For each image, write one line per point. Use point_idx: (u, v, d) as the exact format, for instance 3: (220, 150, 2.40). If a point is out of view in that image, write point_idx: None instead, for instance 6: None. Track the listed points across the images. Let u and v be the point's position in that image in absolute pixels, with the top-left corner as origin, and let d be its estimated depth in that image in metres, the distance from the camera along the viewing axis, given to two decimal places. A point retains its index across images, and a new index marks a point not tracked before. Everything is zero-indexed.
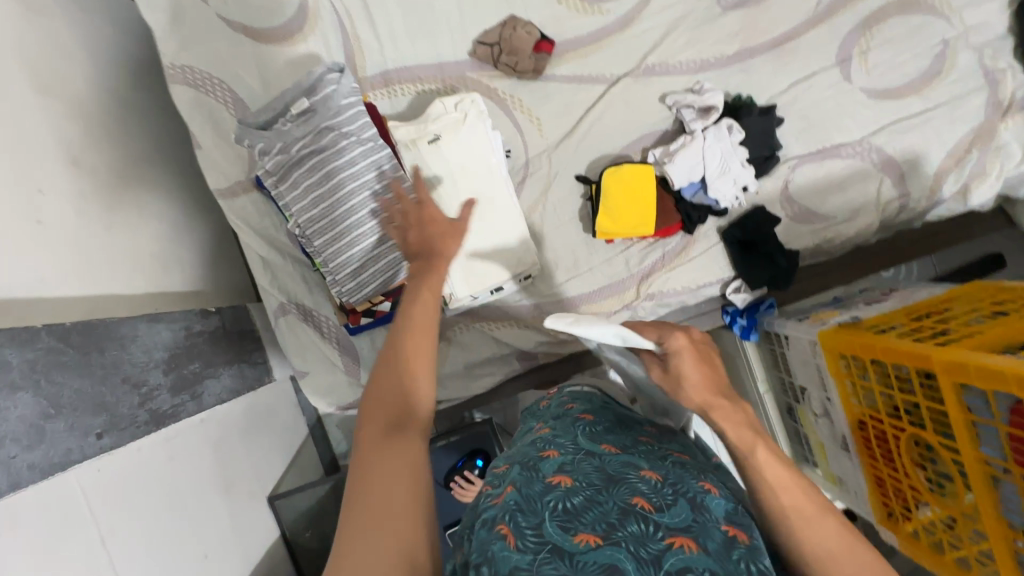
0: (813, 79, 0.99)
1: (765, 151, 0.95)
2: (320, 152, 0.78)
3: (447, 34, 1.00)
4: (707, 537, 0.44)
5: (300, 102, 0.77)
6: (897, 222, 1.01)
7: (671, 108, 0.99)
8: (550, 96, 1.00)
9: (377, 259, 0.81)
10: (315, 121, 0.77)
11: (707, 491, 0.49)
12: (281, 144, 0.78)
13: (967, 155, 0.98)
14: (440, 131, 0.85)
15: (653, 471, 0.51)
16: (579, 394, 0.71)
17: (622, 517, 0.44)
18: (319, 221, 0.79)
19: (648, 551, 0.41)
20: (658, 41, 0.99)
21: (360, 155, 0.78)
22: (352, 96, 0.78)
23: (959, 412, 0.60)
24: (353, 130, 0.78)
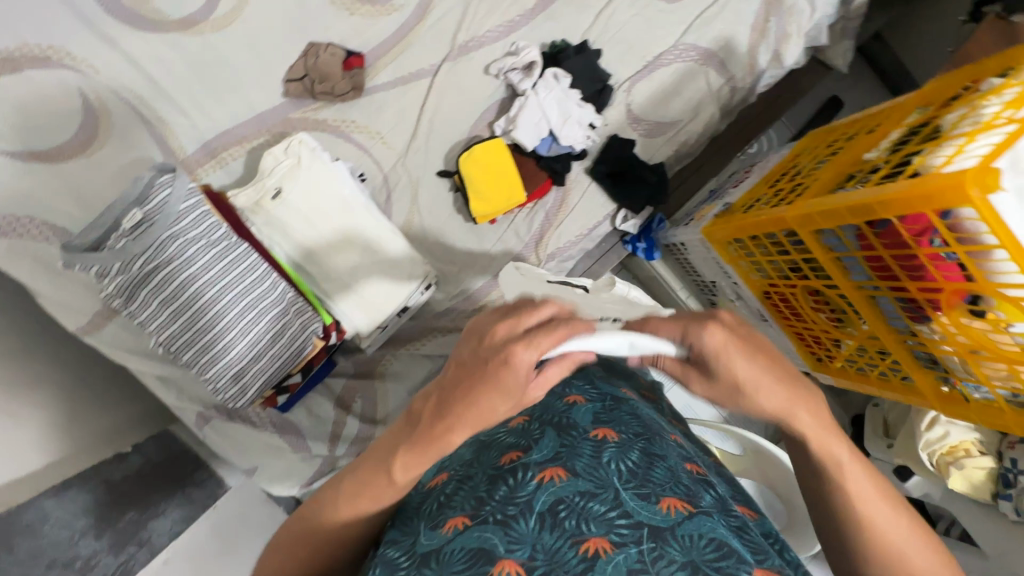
0: (613, 3, 1.03)
1: (597, 84, 0.97)
2: (168, 264, 0.69)
3: (253, 83, 0.96)
4: (573, 461, 0.56)
5: (133, 214, 0.67)
6: (735, 104, 1.08)
7: (497, 76, 1.00)
8: (381, 107, 0.99)
9: (256, 357, 0.73)
10: (154, 232, 0.68)
11: (570, 406, 0.64)
12: (120, 264, 0.67)
13: (767, 24, 1.05)
14: (282, 184, 0.81)
15: (519, 422, 0.63)
16: None
17: (495, 480, 0.55)
18: (184, 335, 0.70)
19: (521, 498, 0.52)
20: (461, 18, 0.99)
21: (217, 257, 0.71)
22: (192, 195, 0.70)
23: (813, 245, 0.65)
24: (201, 233, 0.70)
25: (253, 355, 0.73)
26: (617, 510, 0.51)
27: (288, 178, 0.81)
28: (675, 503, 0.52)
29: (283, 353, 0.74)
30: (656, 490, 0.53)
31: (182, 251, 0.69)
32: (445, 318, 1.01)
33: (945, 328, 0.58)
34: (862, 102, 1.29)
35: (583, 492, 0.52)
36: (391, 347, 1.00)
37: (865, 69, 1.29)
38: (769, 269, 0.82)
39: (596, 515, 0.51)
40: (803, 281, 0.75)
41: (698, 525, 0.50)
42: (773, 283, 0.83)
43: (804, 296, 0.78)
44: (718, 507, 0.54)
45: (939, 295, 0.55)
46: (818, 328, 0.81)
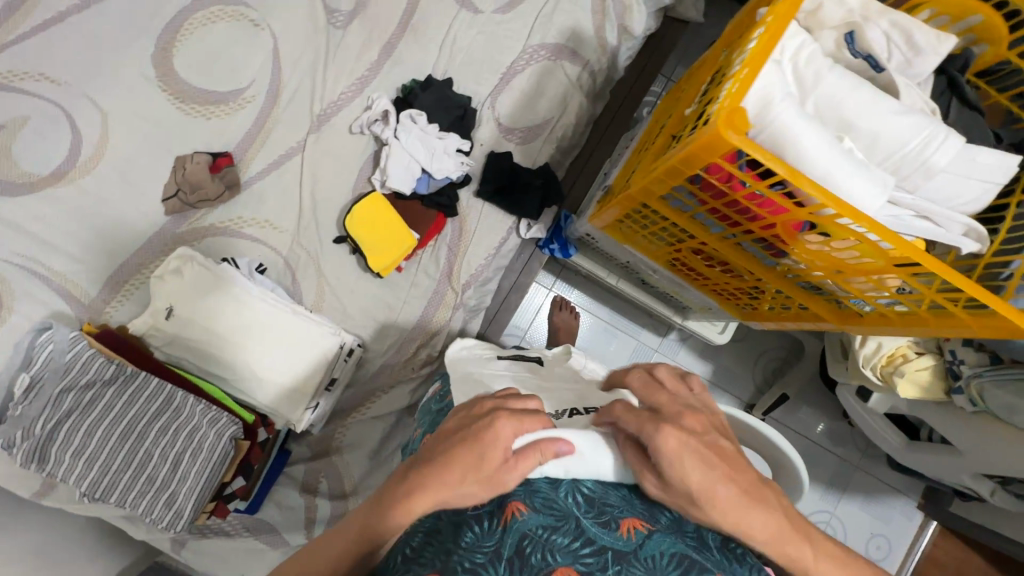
0: (453, 30, 1.05)
1: (456, 111, 0.99)
2: (70, 415, 0.70)
3: (137, 212, 0.98)
4: (531, 495, 0.54)
5: (21, 379, 0.69)
6: (601, 86, 1.10)
7: (362, 132, 1.02)
8: (262, 196, 1.01)
9: (182, 479, 0.73)
10: (48, 389, 0.70)
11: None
12: (22, 429, 0.68)
13: (605, 3, 1.07)
14: (173, 304, 0.83)
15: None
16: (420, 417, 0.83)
17: (460, 527, 0.54)
18: (104, 479, 0.70)
19: (488, 547, 0.51)
20: (313, 90, 1.02)
21: (117, 394, 0.72)
22: (76, 342, 0.72)
23: (663, 211, 0.66)
24: (94, 377, 0.72)
25: (179, 475, 0.73)
26: (580, 538, 0.51)
27: (178, 296, 0.84)
28: (634, 524, 0.53)
29: (209, 461, 0.75)
30: (614, 513, 0.53)
31: (81, 398, 0.71)
32: (383, 376, 1.01)
33: (800, 257, 0.58)
34: None
35: (546, 524, 0.51)
36: (339, 419, 1.00)
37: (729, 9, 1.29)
38: (657, 242, 0.83)
39: (562, 548, 0.50)
40: (683, 245, 0.75)
41: (659, 543, 0.52)
42: (668, 253, 0.84)
43: (694, 259, 0.77)
44: (674, 524, 0.55)
45: (773, 228, 0.55)
46: (723, 283, 0.80)
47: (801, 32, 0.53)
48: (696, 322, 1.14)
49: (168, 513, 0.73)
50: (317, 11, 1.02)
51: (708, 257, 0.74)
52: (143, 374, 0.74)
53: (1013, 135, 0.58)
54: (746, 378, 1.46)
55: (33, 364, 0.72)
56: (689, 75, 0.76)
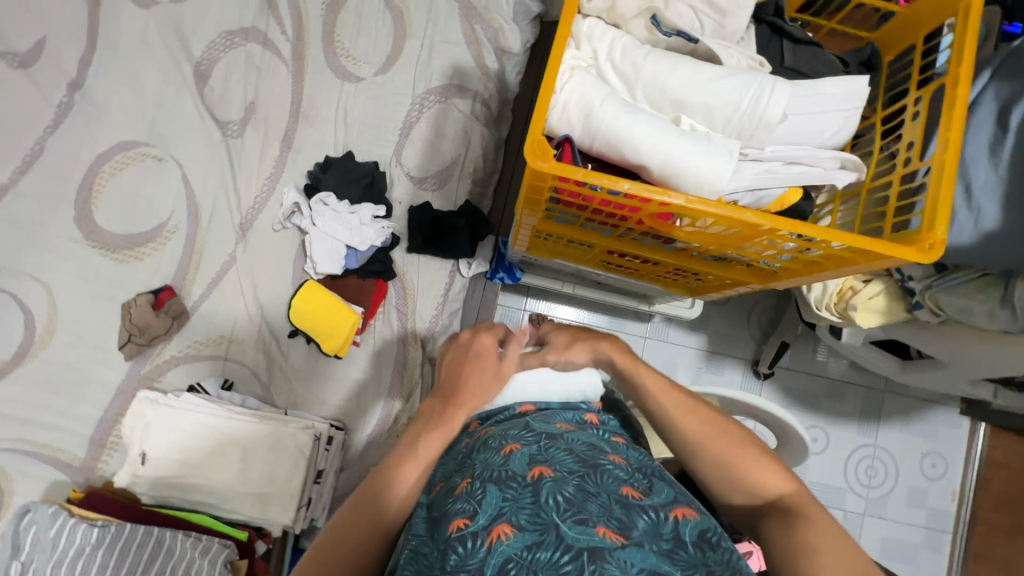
0: (342, 104, 1.07)
1: (363, 181, 1.03)
2: None
3: (99, 364, 0.99)
4: (518, 512, 0.50)
5: (12, 566, 0.74)
6: (498, 109, 1.11)
7: (285, 227, 1.05)
8: (211, 314, 1.03)
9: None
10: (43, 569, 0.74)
11: (507, 457, 0.56)
12: None
13: (476, 32, 1.09)
14: (148, 449, 0.86)
15: (463, 481, 0.55)
16: None
17: (445, 551, 0.48)
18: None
19: (472, 567, 0.46)
20: (229, 203, 1.05)
21: (107, 553, 0.76)
22: (56, 517, 0.76)
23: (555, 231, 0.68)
24: (83, 543, 0.76)
25: None
26: (562, 549, 0.47)
27: (150, 441, 0.87)
28: (610, 534, 0.49)
29: None
30: (594, 521, 0.49)
31: (74, 568, 0.75)
32: (372, 450, 1.00)
33: (686, 239, 0.58)
34: None
35: (529, 544, 0.47)
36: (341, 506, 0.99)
37: None
38: (576, 254, 0.84)
39: (545, 565, 0.46)
40: (594, 253, 0.76)
41: (634, 554, 0.47)
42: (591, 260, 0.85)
43: (611, 260, 0.78)
44: (653, 528, 0.51)
45: (642, 223, 0.56)
46: (650, 272, 0.80)
47: (609, 31, 0.54)
48: (663, 304, 1.13)
49: None
50: (212, 129, 1.06)
51: (620, 256, 0.75)
52: (128, 525, 0.78)
53: (857, 58, 0.62)
54: (746, 335, 1.41)
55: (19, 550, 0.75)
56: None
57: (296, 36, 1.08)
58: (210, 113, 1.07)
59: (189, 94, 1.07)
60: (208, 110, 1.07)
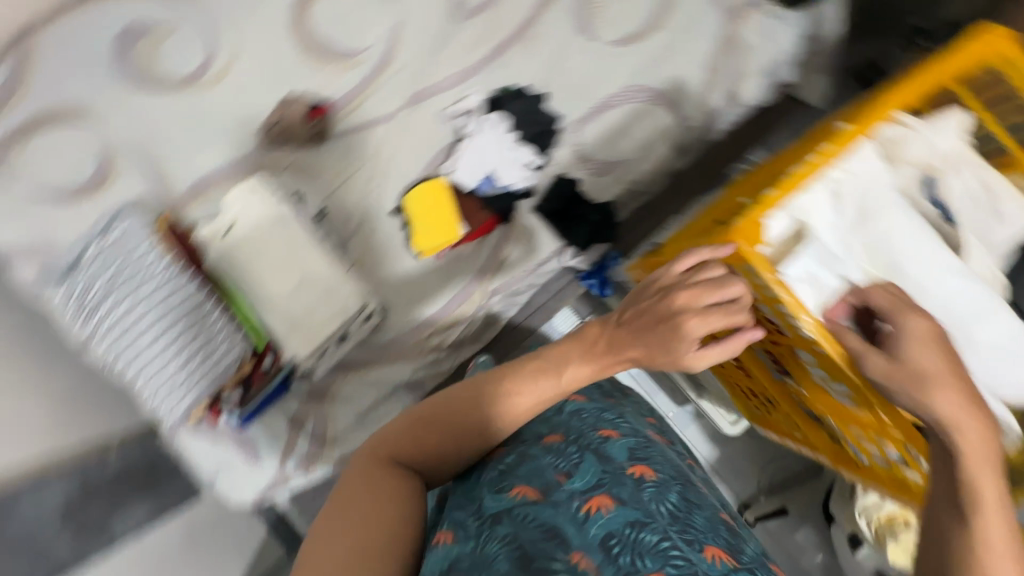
0: (564, 49, 1.06)
1: (537, 127, 1.03)
2: None
3: (234, 130, 1.05)
4: (618, 488, 0.66)
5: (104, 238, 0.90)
6: (691, 142, 1.07)
7: (448, 121, 1.06)
8: (343, 149, 1.07)
9: (177, 362, 0.90)
10: None
11: (606, 440, 0.74)
12: None
13: (722, 63, 1.04)
14: (235, 220, 0.93)
15: (555, 437, 0.76)
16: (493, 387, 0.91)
17: (553, 504, 0.65)
18: (121, 339, 0.89)
19: (576, 531, 0.61)
20: (419, 68, 1.06)
21: None
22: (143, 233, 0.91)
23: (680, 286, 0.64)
24: None
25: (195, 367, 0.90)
26: (663, 537, 0.59)
27: (240, 216, 0.93)
28: (717, 554, 0.59)
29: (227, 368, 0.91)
30: (699, 539, 0.60)
31: None
32: (394, 346, 1.05)
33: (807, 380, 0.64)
34: None
35: (632, 525, 0.61)
36: (341, 373, 1.04)
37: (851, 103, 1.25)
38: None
39: (645, 545, 0.58)
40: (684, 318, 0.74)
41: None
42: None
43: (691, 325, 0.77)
44: (756, 560, 0.61)
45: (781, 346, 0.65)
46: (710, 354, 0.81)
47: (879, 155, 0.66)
48: (710, 405, 1.10)
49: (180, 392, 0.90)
50: None
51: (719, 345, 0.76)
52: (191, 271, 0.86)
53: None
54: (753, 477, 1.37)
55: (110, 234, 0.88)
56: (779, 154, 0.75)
57: None
58: None
59: None
60: None
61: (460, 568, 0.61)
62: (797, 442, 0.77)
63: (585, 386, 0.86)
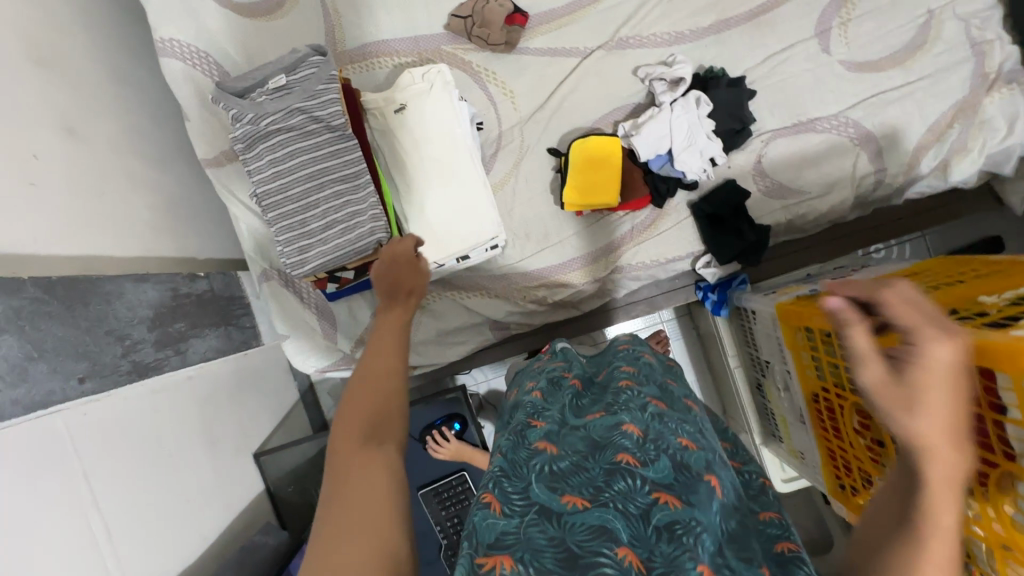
0: (790, 50, 0.97)
1: (736, 124, 0.93)
2: (288, 131, 0.76)
3: (424, 8, 1.01)
4: (688, 493, 0.50)
5: (278, 79, 0.77)
6: (874, 198, 1.00)
7: (643, 81, 0.99)
8: (524, 68, 1.01)
9: (324, 239, 0.79)
10: (289, 100, 0.76)
11: (684, 448, 0.55)
12: (252, 114, 0.76)
13: (948, 130, 0.95)
14: (404, 99, 0.86)
15: (634, 427, 0.56)
16: (568, 358, 0.77)
17: (611, 472, 0.51)
18: (276, 194, 0.78)
19: (631, 508, 0.48)
20: (633, 13, 0.99)
21: (327, 141, 0.77)
22: (331, 83, 0.77)
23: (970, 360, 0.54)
24: (324, 116, 0.77)
25: (320, 237, 0.79)
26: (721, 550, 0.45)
27: (410, 97, 0.86)
28: None
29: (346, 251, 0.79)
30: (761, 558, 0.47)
31: (303, 125, 0.77)
32: (498, 283, 1.03)
33: (983, 504, 0.56)
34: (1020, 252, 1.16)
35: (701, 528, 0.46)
36: (439, 287, 1.03)
37: None
38: (830, 347, 0.74)
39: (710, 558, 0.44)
40: None
41: None
42: (826, 351, 0.75)
43: (863, 388, 0.67)
44: None
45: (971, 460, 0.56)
46: (851, 422, 0.73)
47: None
48: (770, 457, 1.08)
49: (294, 257, 0.80)
50: None
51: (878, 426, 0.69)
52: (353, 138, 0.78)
53: None
54: None
55: (294, 72, 0.78)
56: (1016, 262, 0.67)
57: None
58: None
59: None
60: None
61: (504, 544, 0.44)
62: None
63: (652, 374, 0.68)
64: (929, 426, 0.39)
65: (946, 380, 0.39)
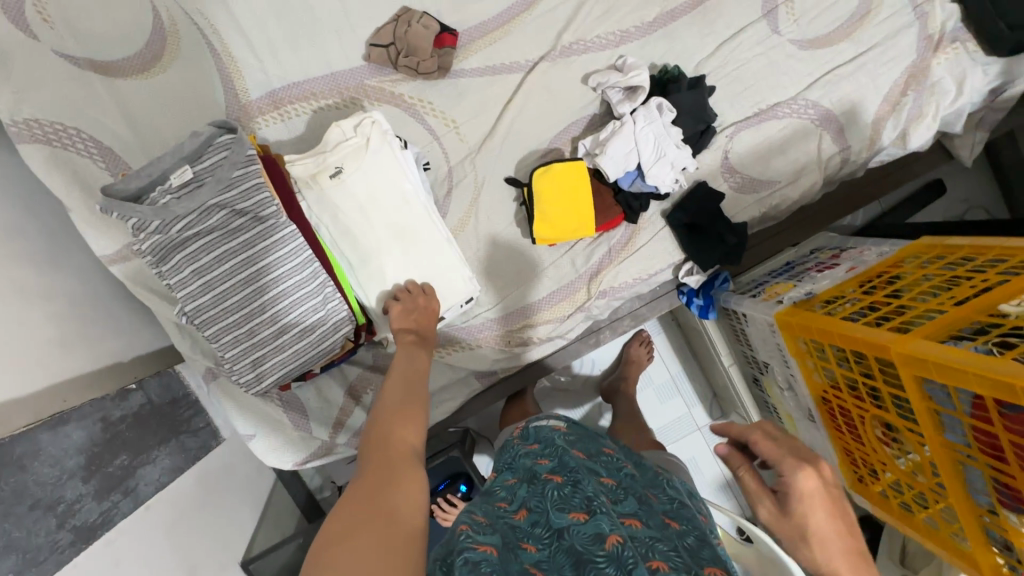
0: (740, 36, 0.92)
1: (699, 125, 0.88)
2: (209, 233, 0.63)
3: (335, 40, 0.88)
4: None
5: (182, 173, 0.63)
6: (841, 176, 0.98)
7: (595, 89, 0.91)
8: (463, 93, 0.90)
9: (279, 347, 0.68)
10: (202, 196, 0.63)
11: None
12: (159, 222, 0.62)
13: (903, 98, 0.93)
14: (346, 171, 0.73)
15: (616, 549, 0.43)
16: (541, 438, 0.61)
17: None
18: (209, 308, 0.65)
19: None
20: (572, 16, 0.90)
21: (258, 234, 0.65)
22: (250, 164, 0.65)
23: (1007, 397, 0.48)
24: (250, 207, 0.65)
25: (274, 345, 0.68)
26: None
27: (348, 164, 0.73)
28: None
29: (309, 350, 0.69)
30: None
31: (226, 222, 0.64)
32: (477, 332, 0.95)
33: None
34: (967, 197, 1.20)
35: None
36: None
37: (982, 163, 1.19)
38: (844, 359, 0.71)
39: None
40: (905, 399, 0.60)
41: None
42: (836, 361, 0.73)
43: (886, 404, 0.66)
44: None
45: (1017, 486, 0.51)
46: (871, 430, 0.72)
47: None
48: None
49: (248, 373, 0.68)
50: None
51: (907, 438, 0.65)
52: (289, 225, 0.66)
53: None
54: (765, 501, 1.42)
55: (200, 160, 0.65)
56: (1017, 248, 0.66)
57: None
58: None
59: None
60: None
61: None
62: (954, 552, 0.68)
63: (633, 487, 0.53)
64: (832, 561, 0.47)
65: (823, 509, 0.48)
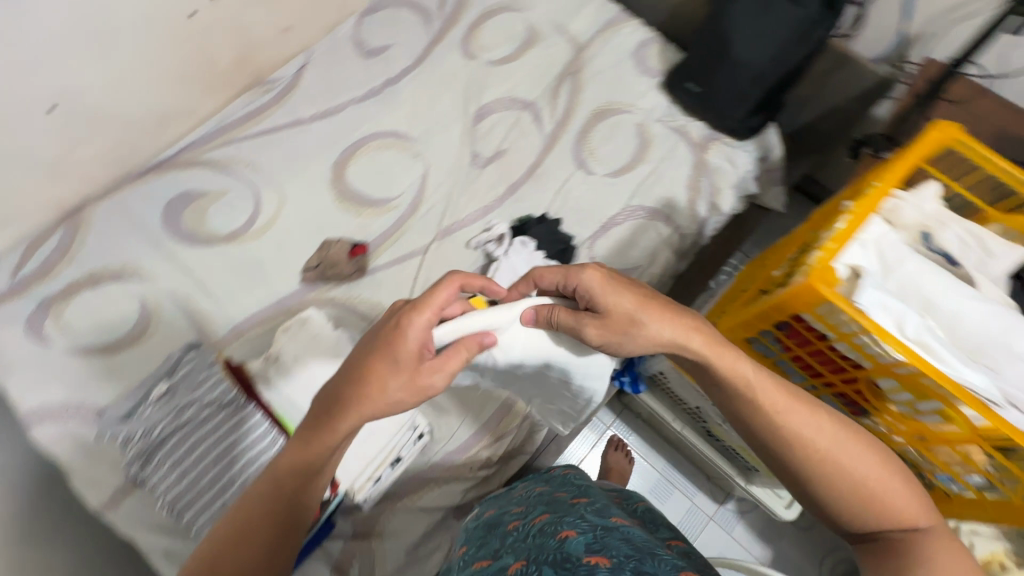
0: (568, 182, 1.26)
1: (560, 245, 1.16)
2: (181, 427, 0.82)
3: (278, 276, 1.17)
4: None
5: (160, 387, 0.84)
6: (687, 247, 1.24)
7: (477, 248, 1.19)
8: (381, 282, 1.17)
9: None
10: (174, 400, 0.83)
11: (563, 542, 0.65)
12: (143, 431, 0.82)
13: (700, 183, 1.26)
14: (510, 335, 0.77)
15: (518, 561, 0.63)
16: (463, 541, 0.85)
17: None
18: (184, 491, 0.79)
19: None
20: (444, 207, 1.23)
21: (220, 417, 0.83)
22: (211, 367, 0.86)
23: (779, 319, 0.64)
24: (214, 397, 0.84)
25: None
26: None
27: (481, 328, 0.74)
28: None
29: None
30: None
31: (195, 415, 0.83)
32: (439, 468, 1.03)
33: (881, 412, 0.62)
34: None
35: None
36: (388, 503, 0.99)
37: (804, 208, 1.50)
38: None
39: None
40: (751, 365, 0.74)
41: None
42: None
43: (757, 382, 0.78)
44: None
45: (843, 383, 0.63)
46: None
47: (885, 224, 0.62)
48: (763, 491, 1.16)
49: None
50: (463, 153, 1.29)
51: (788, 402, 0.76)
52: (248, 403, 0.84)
53: None
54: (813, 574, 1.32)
55: (172, 374, 0.86)
56: (761, 261, 0.88)
57: (559, 123, 1.32)
58: (469, 141, 1.30)
59: (461, 123, 1.32)
60: (469, 140, 1.30)
61: None
62: None
63: (542, 512, 0.80)
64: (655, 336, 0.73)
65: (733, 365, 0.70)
